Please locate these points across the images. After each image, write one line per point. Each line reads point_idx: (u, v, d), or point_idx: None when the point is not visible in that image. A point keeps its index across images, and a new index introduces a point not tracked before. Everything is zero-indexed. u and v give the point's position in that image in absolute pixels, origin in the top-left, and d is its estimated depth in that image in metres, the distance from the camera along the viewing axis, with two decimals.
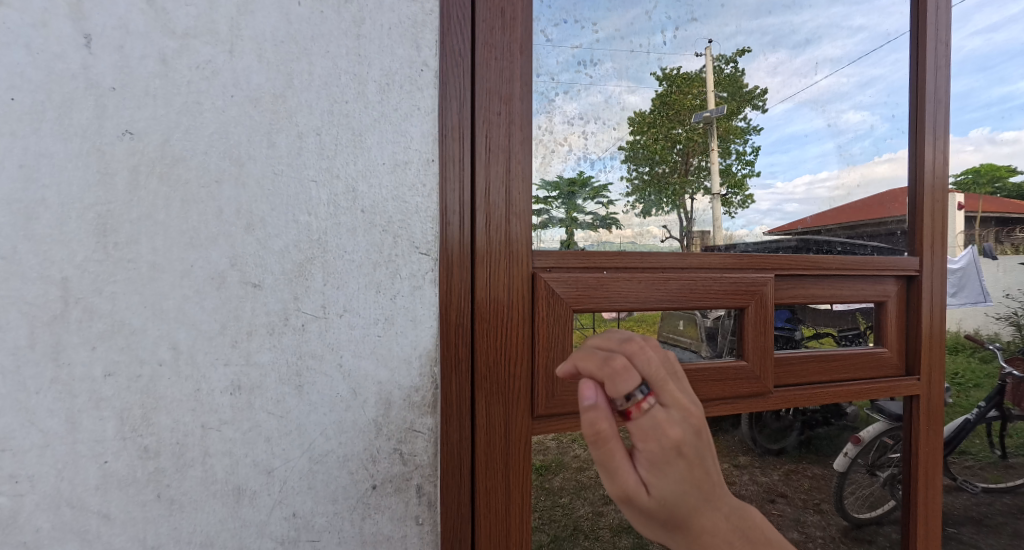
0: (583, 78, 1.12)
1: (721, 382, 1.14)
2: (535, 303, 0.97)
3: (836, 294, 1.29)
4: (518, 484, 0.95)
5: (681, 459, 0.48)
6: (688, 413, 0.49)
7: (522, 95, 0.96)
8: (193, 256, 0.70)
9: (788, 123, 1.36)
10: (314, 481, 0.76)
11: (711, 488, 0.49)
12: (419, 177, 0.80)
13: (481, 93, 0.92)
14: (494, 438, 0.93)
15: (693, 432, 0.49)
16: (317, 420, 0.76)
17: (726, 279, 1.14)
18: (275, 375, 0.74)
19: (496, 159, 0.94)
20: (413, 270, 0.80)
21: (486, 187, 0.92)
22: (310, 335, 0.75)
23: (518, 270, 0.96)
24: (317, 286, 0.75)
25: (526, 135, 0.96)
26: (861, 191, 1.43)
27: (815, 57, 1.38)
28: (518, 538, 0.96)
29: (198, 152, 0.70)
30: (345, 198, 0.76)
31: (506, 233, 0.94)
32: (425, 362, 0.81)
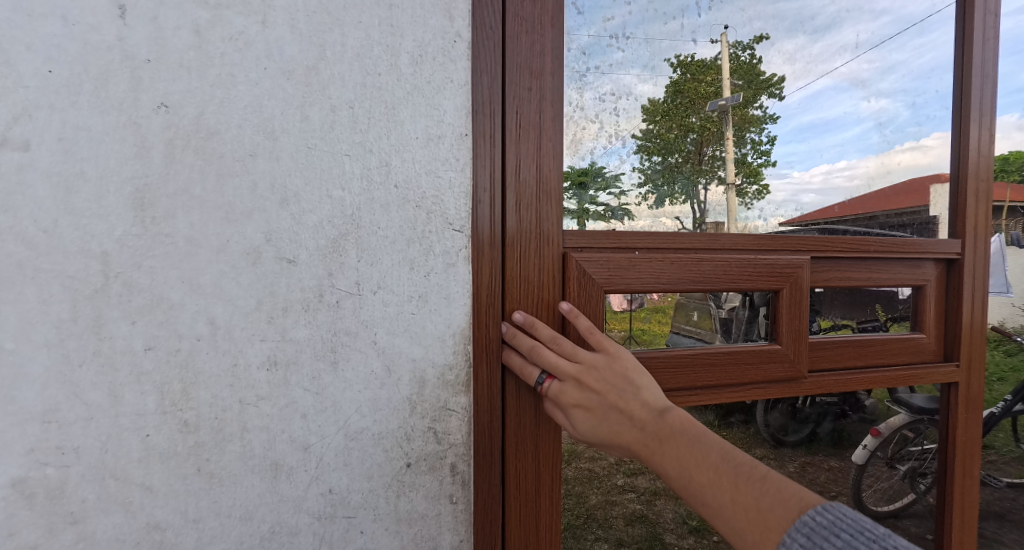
0: (615, 50, 1.10)
1: (754, 365, 1.11)
2: (566, 284, 0.95)
3: (872, 279, 1.24)
4: (548, 466, 0.94)
5: (578, 408, 0.73)
6: (574, 380, 0.73)
7: (553, 69, 0.93)
8: (229, 231, 0.70)
9: (812, 107, 1.30)
10: (350, 457, 0.76)
11: (609, 418, 0.71)
12: (452, 151, 0.79)
13: (511, 67, 0.89)
14: (524, 419, 0.91)
15: (581, 390, 0.73)
16: (352, 398, 0.76)
17: (760, 260, 1.09)
18: (310, 351, 0.74)
19: (527, 135, 0.91)
20: (446, 247, 0.79)
21: (516, 164, 0.90)
22: (344, 312, 0.75)
23: (548, 250, 0.94)
24: (350, 262, 0.75)
25: (557, 111, 0.94)
26: (885, 182, 1.39)
27: (840, 42, 1.31)
28: (548, 520, 0.95)
29: (232, 125, 0.69)
30: (378, 172, 0.75)
31: (536, 211, 0.92)
32: (458, 340, 0.81)
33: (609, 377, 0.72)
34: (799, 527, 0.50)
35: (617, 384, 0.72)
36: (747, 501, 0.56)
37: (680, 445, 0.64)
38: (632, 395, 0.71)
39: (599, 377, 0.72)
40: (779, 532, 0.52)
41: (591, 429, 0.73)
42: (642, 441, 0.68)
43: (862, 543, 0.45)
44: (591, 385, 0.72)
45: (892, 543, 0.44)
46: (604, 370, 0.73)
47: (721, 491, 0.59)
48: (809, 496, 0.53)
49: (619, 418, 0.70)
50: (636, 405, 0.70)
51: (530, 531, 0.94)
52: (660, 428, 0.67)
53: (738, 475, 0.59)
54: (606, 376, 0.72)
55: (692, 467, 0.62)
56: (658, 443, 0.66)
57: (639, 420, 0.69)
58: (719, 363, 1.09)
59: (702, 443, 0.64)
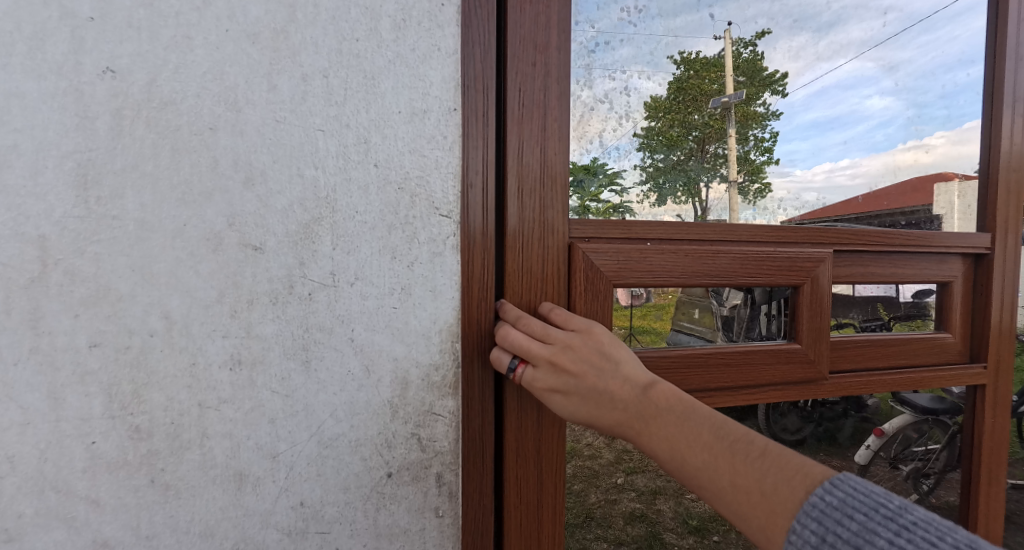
0: (626, 25, 1.02)
1: (773, 365, 1.03)
2: (572, 276, 0.88)
3: (893, 276, 1.16)
4: (551, 474, 0.86)
5: (555, 393, 0.65)
6: (548, 363, 0.64)
7: (560, 44, 0.84)
8: (186, 213, 0.62)
9: (813, 106, 1.19)
10: (324, 467, 0.69)
11: (590, 401, 0.62)
12: (439, 128, 0.71)
13: (515, 41, 0.81)
14: (526, 423, 0.83)
15: (557, 373, 0.64)
16: (326, 401, 0.68)
17: (779, 254, 1.01)
18: (279, 349, 0.66)
19: (530, 116, 0.83)
20: (432, 234, 0.72)
21: (518, 147, 0.83)
22: (318, 306, 0.67)
23: (553, 239, 0.86)
24: (325, 250, 0.67)
25: (563, 90, 0.85)
26: (887, 179, 1.27)
27: (844, 41, 1.21)
28: (551, 531, 0.87)
29: (189, 94, 0.61)
30: (356, 150, 0.68)
31: (540, 199, 0.84)
32: (445, 338, 0.73)
33: (585, 355, 0.64)
34: (810, 510, 0.44)
35: (594, 363, 0.63)
36: (749, 483, 0.49)
37: (669, 425, 0.57)
38: (612, 374, 0.62)
39: (575, 357, 0.64)
40: (788, 517, 0.46)
41: (571, 414, 0.64)
42: (627, 423, 0.60)
43: (878, 523, 0.40)
44: (567, 367, 0.63)
45: (910, 519, 0.40)
46: (580, 348, 0.64)
47: (719, 473, 0.51)
48: (815, 470, 0.47)
49: (600, 400, 0.62)
50: (618, 384, 0.62)
51: (531, 542, 0.86)
52: (645, 408, 0.59)
53: (737, 453, 0.52)
54: (582, 354, 0.64)
55: (685, 448, 0.55)
56: (645, 424, 0.59)
57: (622, 400, 0.61)
58: (734, 363, 1.01)
59: (694, 420, 0.56)
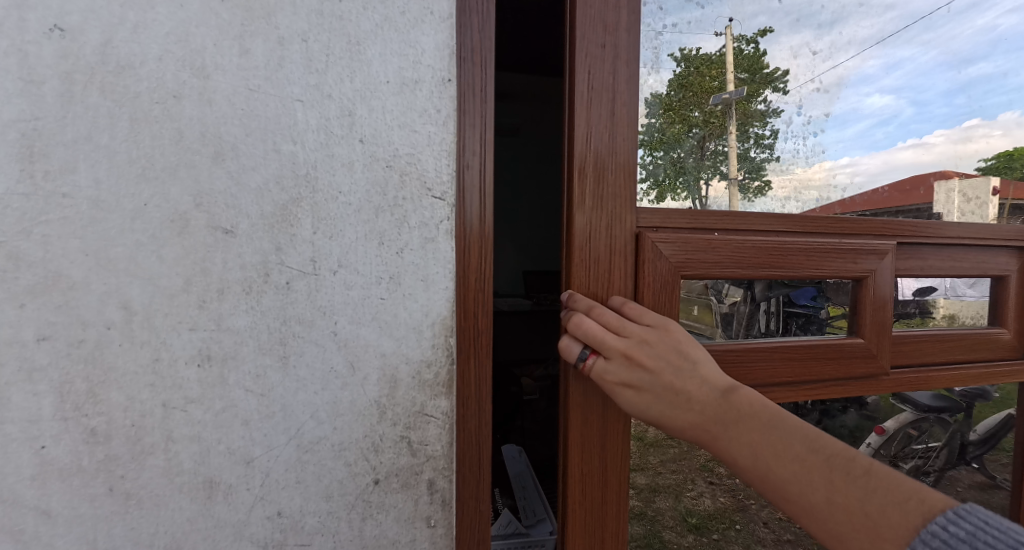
0: (694, 7, 0.95)
1: (836, 361, 0.95)
2: (639, 267, 0.83)
3: (933, 268, 1.06)
4: (613, 472, 0.81)
5: (625, 387, 0.60)
6: (621, 356, 0.60)
7: (630, 25, 0.78)
8: (147, 191, 0.55)
9: (813, 106, 1.03)
10: (304, 474, 0.63)
11: (665, 400, 0.58)
12: (431, 101, 0.65)
13: (583, 20, 0.76)
14: (589, 418, 0.78)
15: (631, 367, 0.60)
16: (305, 401, 0.62)
17: (845, 244, 0.94)
18: (254, 344, 0.60)
19: (598, 100, 0.78)
20: (424, 218, 0.65)
21: (586, 133, 0.78)
22: (297, 296, 0.61)
23: (620, 228, 0.81)
24: (305, 234, 0.61)
25: (632, 71, 0.79)
26: (885, 179, 1.10)
27: (841, 39, 1.04)
28: (614, 535, 0.82)
29: (149, 58, 0.55)
30: (339, 123, 0.61)
31: (607, 187, 0.80)
32: (439, 331, 0.67)
33: (663, 351, 0.59)
34: (930, 539, 0.40)
35: (671, 360, 0.58)
36: (848, 502, 0.45)
37: (753, 431, 0.52)
38: (690, 372, 0.57)
39: (652, 351, 0.59)
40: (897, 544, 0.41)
41: (641, 412, 0.60)
42: (703, 426, 0.55)
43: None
44: (642, 361, 0.59)
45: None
46: (656, 344, 0.60)
47: (813, 487, 0.47)
48: (931, 497, 0.42)
49: (676, 399, 0.57)
50: (697, 384, 0.57)
51: (593, 543, 0.81)
52: (727, 411, 0.54)
53: (833, 468, 0.47)
54: (660, 350, 0.59)
55: (770, 457, 0.50)
56: (725, 429, 0.54)
57: (700, 401, 0.56)
58: (797, 358, 0.93)
59: (783, 428, 0.51)
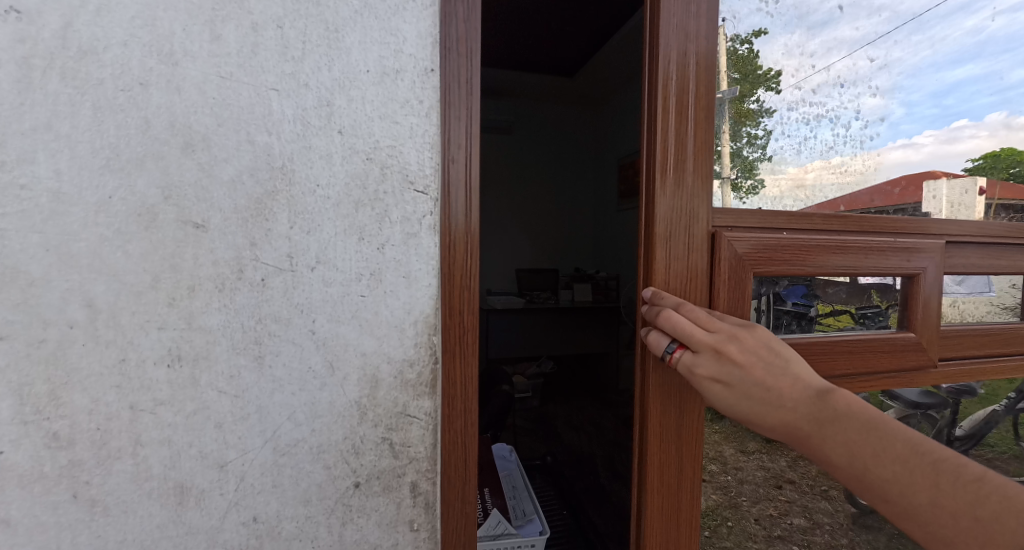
0: (763, 17, 0.96)
1: (889, 354, 0.98)
2: (715, 264, 0.88)
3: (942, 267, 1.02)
4: (690, 455, 0.87)
5: (713, 382, 0.61)
6: (711, 350, 0.62)
7: (708, 34, 0.85)
8: (112, 183, 0.53)
9: (792, 108, 1.00)
10: (281, 477, 0.60)
11: (755, 396, 0.59)
12: (413, 91, 0.62)
13: (668, 30, 0.82)
14: (669, 405, 0.85)
15: (721, 362, 0.61)
16: (282, 402, 0.60)
17: (899, 243, 0.98)
18: (227, 343, 0.57)
19: (680, 106, 0.84)
20: (406, 213, 0.63)
21: (669, 135, 0.84)
22: (272, 293, 0.59)
23: (697, 224, 0.87)
24: (280, 229, 0.58)
25: (709, 81, 0.86)
26: (878, 177, 1.06)
27: (824, 41, 1.01)
28: (689, 509, 0.88)
29: (113, 43, 0.52)
30: (316, 113, 0.59)
31: (686, 187, 0.86)
32: (422, 330, 0.65)
33: (753, 348, 0.61)
34: None
35: (762, 357, 0.60)
36: (954, 504, 0.45)
37: (850, 430, 0.53)
38: (781, 370, 0.59)
39: (744, 348, 0.61)
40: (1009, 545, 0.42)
41: (730, 407, 0.61)
42: (794, 424, 0.56)
43: None
44: (733, 355, 0.60)
45: None
46: (746, 340, 0.61)
47: (915, 490, 0.48)
48: None
49: (766, 396, 0.58)
50: (790, 382, 0.58)
51: (671, 519, 0.87)
52: (822, 409, 0.55)
53: (937, 470, 0.47)
54: (751, 347, 0.61)
55: (868, 456, 0.51)
56: (817, 428, 0.54)
57: (793, 399, 0.57)
58: (855, 351, 0.96)
59: (882, 428, 0.51)
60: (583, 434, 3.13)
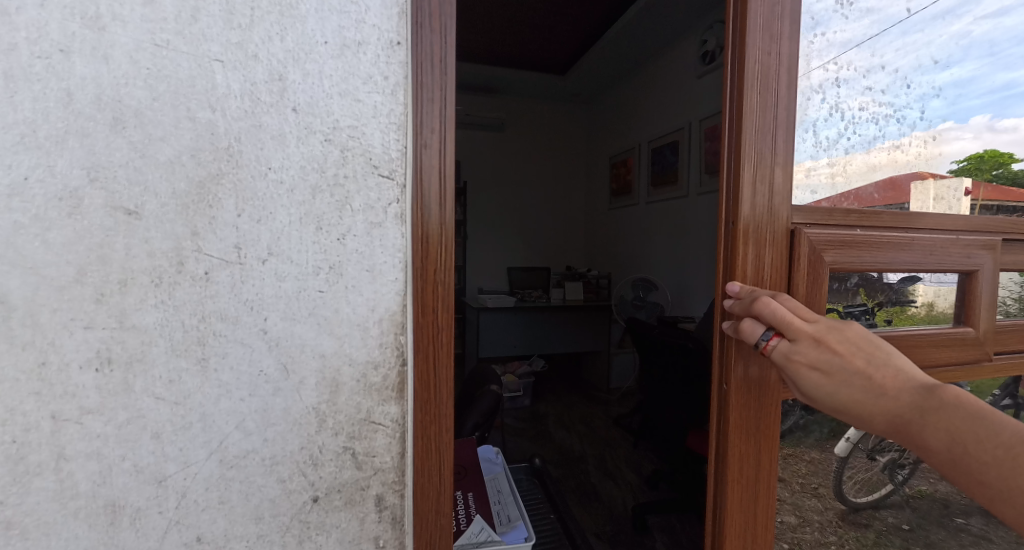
0: (839, 17, 0.87)
1: (950, 348, 0.95)
2: (796, 263, 0.83)
3: (952, 264, 0.95)
4: (767, 452, 0.84)
5: (812, 371, 0.62)
6: (812, 339, 0.62)
7: (791, 34, 0.79)
8: (30, 164, 0.47)
9: (855, 111, 0.91)
10: (228, 493, 0.54)
11: (855, 383, 0.60)
12: (377, 66, 0.57)
13: (755, 27, 0.77)
14: (751, 398, 0.81)
15: (821, 351, 0.62)
16: (229, 409, 0.54)
17: (963, 239, 0.95)
18: (164, 344, 0.51)
19: (764, 104, 0.79)
20: (369, 200, 0.57)
21: (754, 135, 0.79)
22: (218, 288, 0.53)
23: (780, 223, 0.82)
24: (226, 217, 0.52)
25: (791, 79, 0.81)
26: (864, 179, 0.92)
27: (886, 38, 0.91)
28: (764, 507, 0.85)
29: (30, 6, 0.46)
30: (268, 88, 0.53)
31: (770, 185, 0.81)
32: (387, 328, 0.59)
33: (853, 339, 0.62)
34: None
35: (862, 348, 0.61)
36: None
37: (952, 417, 0.54)
38: (882, 361, 0.60)
39: (844, 338, 0.62)
40: None
41: (828, 395, 0.61)
42: (895, 412, 0.58)
43: None
44: (835, 345, 0.61)
45: None
46: (846, 332, 0.62)
47: (1016, 471, 0.49)
48: None
49: (867, 384, 0.59)
50: (892, 372, 0.59)
51: (748, 516, 0.84)
52: (925, 399, 0.56)
53: None
54: (850, 338, 0.62)
55: (972, 442, 0.52)
56: (921, 415, 0.56)
57: (895, 386, 0.58)
58: (918, 345, 0.92)
59: (985, 418, 0.53)
60: (574, 433, 3.08)
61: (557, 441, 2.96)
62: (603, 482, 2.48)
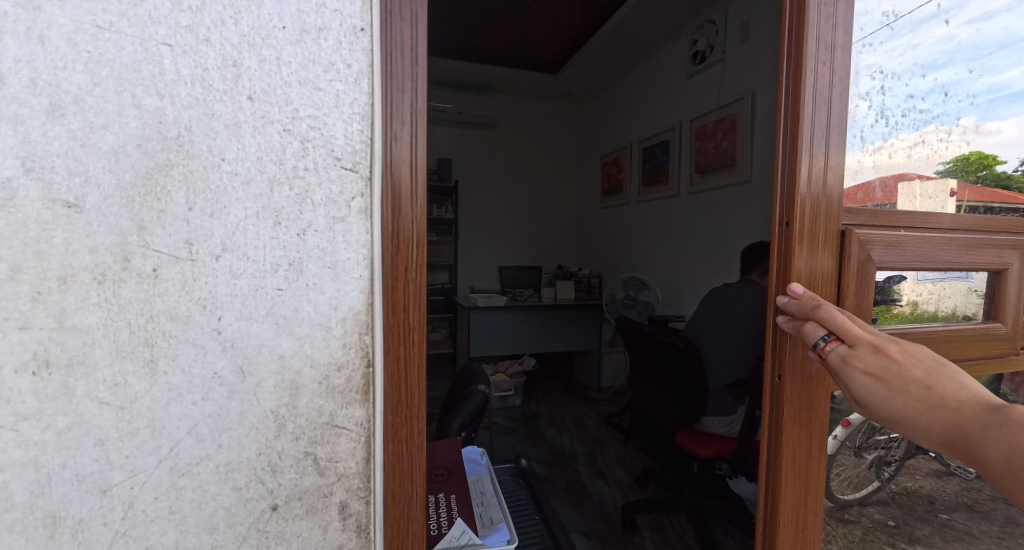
0: (884, 27, 0.90)
1: (981, 342, 0.98)
2: (846, 262, 0.86)
3: (934, 262, 0.94)
4: (819, 441, 0.86)
5: (868, 377, 0.62)
6: (871, 345, 0.63)
7: (844, 45, 0.82)
8: None
9: (899, 118, 0.93)
10: (180, 502, 0.52)
11: (912, 392, 0.60)
12: (341, 54, 0.54)
13: (811, 39, 0.79)
14: (805, 391, 0.83)
15: (879, 357, 0.62)
16: (181, 414, 0.51)
17: (993, 241, 0.99)
18: (108, 345, 0.49)
19: (819, 112, 0.81)
20: (331, 194, 0.54)
21: (810, 140, 0.81)
22: (167, 286, 0.50)
23: (834, 225, 0.84)
24: (177, 210, 0.50)
25: (843, 88, 0.83)
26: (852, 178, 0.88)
27: (918, 45, 0.94)
28: (815, 497, 0.87)
29: None
30: (222, 75, 0.50)
31: (823, 188, 0.83)
32: (351, 328, 0.56)
33: (916, 352, 0.61)
34: None
35: (926, 362, 0.61)
36: None
37: (1012, 433, 0.53)
38: (945, 376, 0.59)
39: (906, 350, 0.62)
40: None
41: (882, 402, 0.61)
42: (955, 423, 0.57)
43: None
44: (894, 354, 0.62)
45: None
46: (909, 345, 0.62)
47: None
48: None
49: (923, 394, 0.59)
50: (954, 387, 0.58)
51: (799, 505, 0.85)
52: (986, 415, 0.55)
53: None
54: (912, 351, 0.62)
55: None
56: (982, 428, 0.55)
57: (956, 400, 0.58)
58: (955, 338, 0.96)
59: None
60: (565, 431, 3.07)
61: (548, 440, 2.94)
62: (593, 480, 2.47)
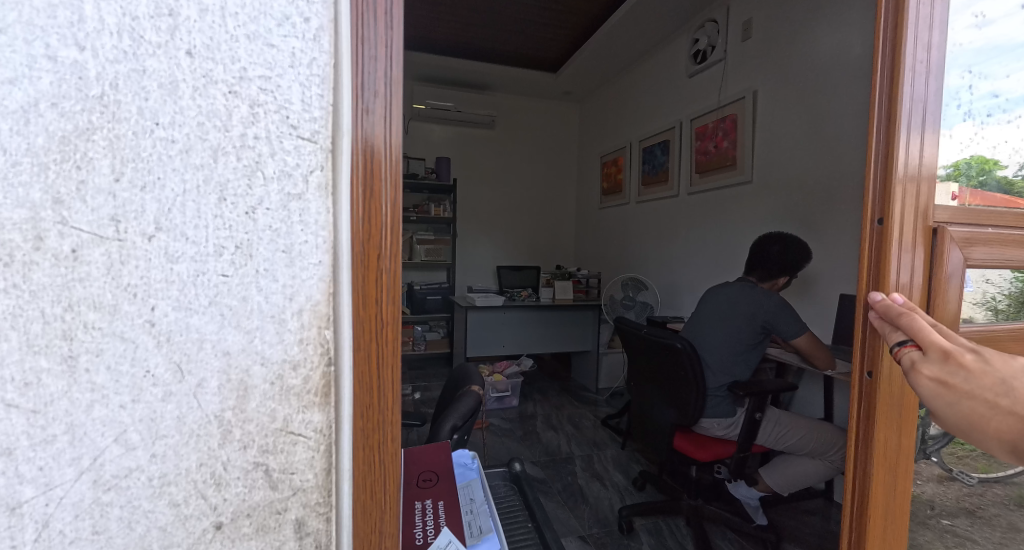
0: (972, 22, 0.82)
1: None
2: (941, 265, 0.79)
3: (990, 257, 0.84)
4: (909, 435, 0.79)
5: (934, 383, 0.59)
6: (944, 353, 0.59)
7: (939, 42, 0.77)
8: None
9: (982, 118, 0.86)
10: (105, 521, 0.45)
11: (984, 399, 0.56)
12: (298, 6, 0.47)
13: (912, 35, 0.75)
14: (895, 384, 0.77)
15: (948, 364, 0.59)
16: (107, 419, 0.44)
17: None
18: (18, 338, 0.42)
19: (916, 109, 0.77)
20: (284, 167, 0.47)
21: (907, 138, 0.76)
22: (89, 269, 0.43)
23: (928, 225, 0.79)
24: (101, 181, 0.43)
25: (937, 87, 0.78)
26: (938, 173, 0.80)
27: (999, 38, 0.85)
28: (903, 494, 0.81)
29: None
30: (155, 26, 0.43)
31: (920, 189, 0.78)
32: (308, 320, 0.49)
33: (995, 361, 0.58)
34: None
35: (1007, 371, 0.57)
36: None
37: None
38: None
39: (983, 359, 0.58)
40: None
41: (948, 408, 0.58)
42: None
43: None
44: (966, 362, 0.58)
45: None
46: (989, 356, 0.58)
47: None
48: None
49: (994, 401, 0.56)
50: None
51: (887, 502, 0.79)
52: None
53: None
54: (990, 360, 0.58)
55: None
56: None
57: None
58: None
59: None
60: (563, 433, 3.00)
61: (544, 441, 2.87)
62: (591, 483, 2.39)
